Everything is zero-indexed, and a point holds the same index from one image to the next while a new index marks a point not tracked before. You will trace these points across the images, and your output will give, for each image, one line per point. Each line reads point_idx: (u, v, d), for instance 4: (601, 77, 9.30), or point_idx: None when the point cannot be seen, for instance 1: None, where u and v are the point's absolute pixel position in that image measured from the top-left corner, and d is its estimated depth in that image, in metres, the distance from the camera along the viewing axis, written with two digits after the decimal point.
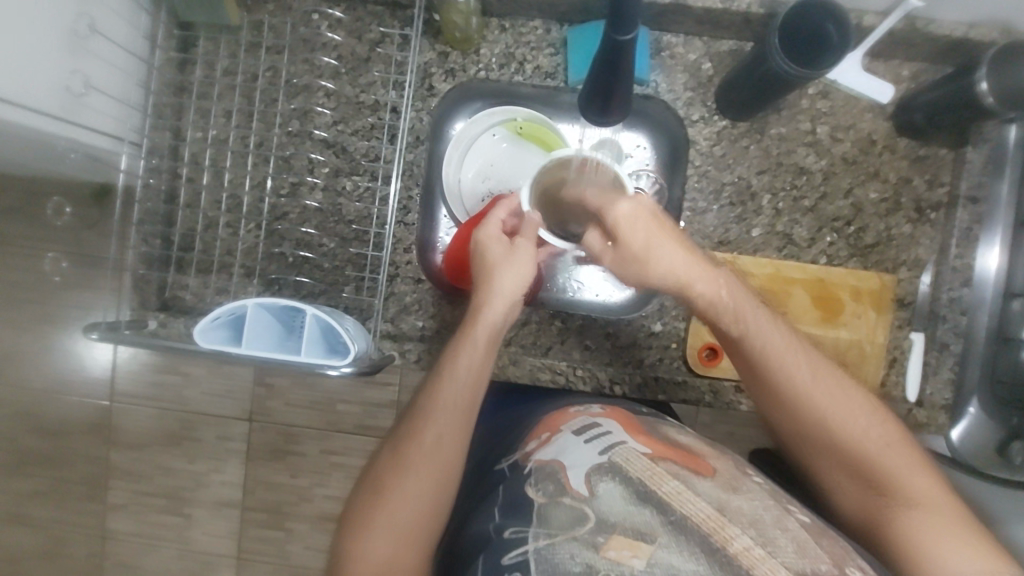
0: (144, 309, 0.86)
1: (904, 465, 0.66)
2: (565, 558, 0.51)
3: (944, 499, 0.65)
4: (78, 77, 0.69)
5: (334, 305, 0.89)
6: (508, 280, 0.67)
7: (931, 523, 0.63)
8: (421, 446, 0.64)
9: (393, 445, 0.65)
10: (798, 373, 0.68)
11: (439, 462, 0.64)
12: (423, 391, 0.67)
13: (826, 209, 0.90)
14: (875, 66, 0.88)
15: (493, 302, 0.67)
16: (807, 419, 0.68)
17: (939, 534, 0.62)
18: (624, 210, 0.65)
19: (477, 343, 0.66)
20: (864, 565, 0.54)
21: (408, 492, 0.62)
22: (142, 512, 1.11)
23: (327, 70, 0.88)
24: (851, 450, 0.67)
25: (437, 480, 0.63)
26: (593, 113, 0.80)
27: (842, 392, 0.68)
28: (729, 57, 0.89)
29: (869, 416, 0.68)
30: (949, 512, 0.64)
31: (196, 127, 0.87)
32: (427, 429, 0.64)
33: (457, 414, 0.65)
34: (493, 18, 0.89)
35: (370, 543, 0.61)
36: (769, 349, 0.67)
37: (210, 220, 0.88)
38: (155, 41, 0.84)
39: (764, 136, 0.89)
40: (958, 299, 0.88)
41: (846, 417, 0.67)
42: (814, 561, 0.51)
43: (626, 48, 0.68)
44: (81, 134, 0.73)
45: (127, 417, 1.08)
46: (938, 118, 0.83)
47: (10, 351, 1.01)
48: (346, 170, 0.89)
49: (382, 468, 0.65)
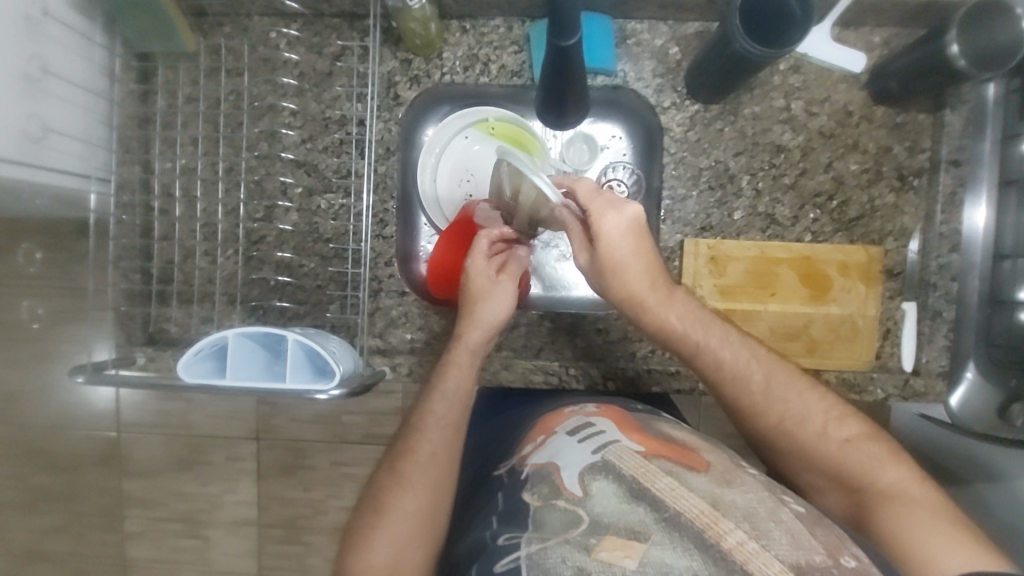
0: (129, 345, 0.86)
1: (874, 459, 0.61)
2: (556, 562, 0.50)
3: (924, 495, 0.58)
4: (35, 121, 0.68)
5: (320, 325, 0.88)
6: (489, 312, 0.72)
7: (913, 512, 0.56)
8: (418, 458, 0.63)
9: (388, 467, 0.63)
10: (748, 371, 0.67)
11: (437, 473, 0.62)
12: (415, 410, 0.67)
13: (808, 184, 0.88)
14: (845, 36, 0.87)
15: (475, 331, 0.71)
16: (770, 423, 0.65)
17: (922, 524, 0.55)
18: (610, 220, 0.66)
19: (465, 365, 0.70)
20: (860, 552, 0.52)
21: (409, 504, 0.60)
22: (162, 538, 1.10)
23: (290, 89, 0.87)
24: (820, 451, 0.63)
25: (435, 492, 0.62)
26: (552, 117, 0.81)
27: (799, 391, 0.66)
28: (696, 39, 0.87)
29: (834, 415, 0.65)
30: (933, 506, 0.57)
31: (164, 158, 0.87)
32: (421, 442, 0.64)
33: (450, 427, 0.65)
34: (453, 20, 0.87)
35: (374, 559, 0.57)
36: (720, 355, 0.67)
37: (187, 250, 0.88)
38: (115, 74, 0.82)
39: (738, 117, 0.88)
40: (947, 265, 0.87)
41: (810, 417, 0.64)
42: (809, 552, 0.50)
43: (573, 50, 0.68)
44: (46, 176, 0.72)
45: (135, 446, 1.07)
46: (913, 82, 0.81)
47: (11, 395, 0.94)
48: (318, 189, 0.88)
49: (379, 484, 0.63)
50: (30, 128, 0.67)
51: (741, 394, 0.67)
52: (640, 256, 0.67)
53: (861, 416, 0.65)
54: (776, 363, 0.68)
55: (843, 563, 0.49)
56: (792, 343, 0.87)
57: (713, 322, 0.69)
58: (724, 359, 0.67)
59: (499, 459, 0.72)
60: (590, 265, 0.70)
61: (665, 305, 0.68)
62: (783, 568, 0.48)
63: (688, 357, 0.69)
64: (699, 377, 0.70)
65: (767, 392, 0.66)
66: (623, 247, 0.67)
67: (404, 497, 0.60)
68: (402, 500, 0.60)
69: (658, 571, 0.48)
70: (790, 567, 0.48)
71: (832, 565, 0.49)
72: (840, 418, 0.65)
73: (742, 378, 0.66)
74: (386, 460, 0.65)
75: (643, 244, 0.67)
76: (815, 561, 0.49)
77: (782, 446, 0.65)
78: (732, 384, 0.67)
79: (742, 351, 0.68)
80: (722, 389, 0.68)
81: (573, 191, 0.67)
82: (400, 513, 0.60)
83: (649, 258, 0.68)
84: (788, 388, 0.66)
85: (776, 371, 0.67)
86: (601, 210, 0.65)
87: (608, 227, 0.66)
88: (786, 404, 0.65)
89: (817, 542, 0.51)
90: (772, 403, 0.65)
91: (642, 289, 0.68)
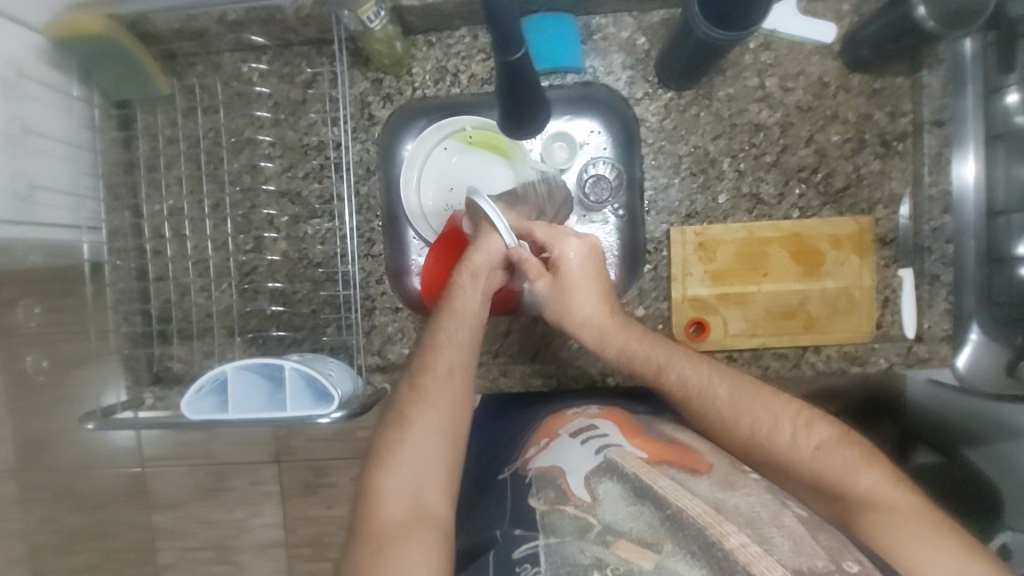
0: (137, 386, 0.88)
1: (848, 463, 0.62)
2: (575, 552, 0.51)
3: (900, 498, 0.59)
4: (21, 180, 0.70)
5: (318, 348, 0.90)
6: (492, 243, 0.73)
7: (891, 520, 0.56)
8: (426, 418, 0.65)
9: (411, 382, 0.69)
10: (715, 391, 0.69)
11: (445, 417, 0.66)
12: (417, 369, 0.69)
13: (790, 160, 0.88)
14: (813, 7, 0.86)
15: (476, 257, 0.73)
16: (740, 438, 0.66)
17: (902, 531, 0.55)
18: (573, 247, 0.76)
19: (473, 287, 0.72)
20: (862, 554, 0.52)
21: (423, 460, 0.63)
22: (195, 566, 1.11)
23: (266, 121, 0.89)
24: (794, 459, 0.64)
25: (448, 447, 0.65)
26: (514, 129, 0.78)
27: (765, 402, 0.67)
28: (662, 26, 0.87)
29: (802, 422, 0.65)
30: (910, 508, 0.58)
31: (152, 201, 0.89)
32: (429, 402, 0.66)
33: (459, 378, 0.68)
34: (419, 35, 0.88)
35: (391, 511, 0.60)
36: (687, 379, 0.71)
37: (183, 287, 0.90)
38: (96, 125, 0.84)
39: (712, 101, 0.88)
40: (941, 229, 0.86)
41: (780, 426, 0.65)
42: (811, 557, 0.49)
43: (523, 62, 0.66)
44: (40, 231, 0.74)
45: (159, 480, 1.08)
46: (886, 48, 0.80)
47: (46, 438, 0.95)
48: (304, 216, 0.90)
49: (401, 408, 0.67)
50: (16, 187, 0.70)
51: (711, 412, 0.68)
52: (594, 284, 0.76)
53: (830, 421, 0.65)
54: (740, 378, 0.70)
55: (846, 567, 0.49)
56: (789, 322, 0.87)
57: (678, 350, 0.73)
58: (689, 383, 0.71)
59: (501, 464, 0.72)
60: (548, 292, 0.76)
61: (625, 342, 0.74)
62: (785, 571, 0.48)
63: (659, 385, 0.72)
64: (671, 402, 0.72)
65: (732, 405, 0.68)
66: (581, 272, 0.76)
67: (412, 455, 0.63)
68: (413, 455, 0.63)
69: None
70: (792, 570, 0.48)
71: (836, 569, 0.48)
72: (809, 424, 0.65)
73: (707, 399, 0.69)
74: (406, 378, 0.70)
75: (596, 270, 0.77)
76: (819, 566, 0.48)
77: (757, 456, 0.66)
78: (694, 403, 0.69)
79: (707, 370, 0.71)
80: (693, 408, 0.70)
81: (534, 233, 0.77)
82: (423, 427, 0.65)
83: (601, 296, 0.76)
84: (756, 403, 0.67)
85: (741, 387, 0.69)
86: (558, 241, 0.76)
87: (573, 256, 0.76)
88: (753, 416, 0.66)
89: (819, 546, 0.51)
90: (741, 417, 0.67)
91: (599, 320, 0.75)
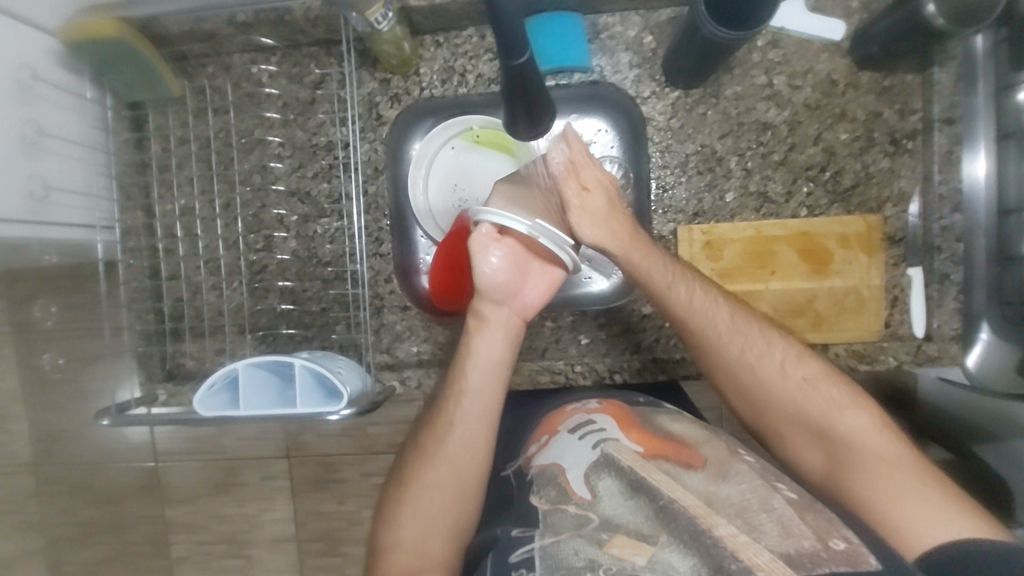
0: (151, 382, 0.90)
1: (847, 402, 0.66)
2: (569, 554, 0.51)
3: (886, 446, 0.63)
4: (38, 181, 0.72)
5: (328, 346, 0.91)
6: (492, 269, 0.70)
7: (883, 475, 0.61)
8: (427, 475, 0.68)
9: (419, 444, 0.71)
10: (719, 326, 0.70)
11: (454, 471, 0.68)
12: (427, 424, 0.72)
13: (798, 159, 0.87)
14: (822, 4, 0.85)
15: (485, 305, 0.72)
16: (742, 380, 0.69)
17: (888, 484, 0.60)
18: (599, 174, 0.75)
19: (492, 336, 0.72)
20: (849, 531, 0.53)
21: (429, 512, 0.66)
22: (207, 560, 1.14)
23: (276, 121, 0.90)
24: (790, 399, 0.67)
25: (455, 498, 0.67)
26: (524, 132, 0.73)
27: (766, 341, 0.70)
28: (669, 25, 0.87)
29: (795, 355, 0.69)
30: (897, 458, 0.62)
31: (164, 201, 0.91)
32: (435, 460, 0.69)
33: (467, 433, 0.69)
34: (426, 35, 0.88)
35: (397, 564, 0.64)
36: (694, 306, 0.71)
37: (195, 285, 0.92)
38: (109, 126, 0.84)
39: (720, 99, 0.87)
40: (949, 227, 0.85)
41: (777, 364, 0.68)
42: (797, 540, 0.50)
43: (529, 67, 0.64)
44: (54, 232, 0.75)
45: (173, 474, 1.11)
46: (896, 44, 0.79)
47: (55, 434, 0.90)
48: (313, 215, 0.91)
49: (410, 466, 0.70)
50: (34, 190, 0.71)
51: (715, 352, 0.70)
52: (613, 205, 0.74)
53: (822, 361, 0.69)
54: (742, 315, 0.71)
55: (831, 544, 0.50)
56: (797, 320, 0.87)
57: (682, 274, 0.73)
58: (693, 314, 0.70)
59: (509, 460, 0.74)
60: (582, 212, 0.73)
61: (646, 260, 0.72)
62: (773, 557, 0.48)
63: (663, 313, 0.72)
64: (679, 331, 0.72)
65: (734, 336, 0.70)
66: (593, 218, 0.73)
67: (418, 509, 0.66)
68: (420, 506, 0.67)
69: (664, 572, 0.48)
70: (779, 556, 0.49)
71: (820, 549, 0.49)
72: (804, 363, 0.69)
73: (713, 334, 0.70)
74: (419, 430, 0.73)
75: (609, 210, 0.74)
76: (804, 547, 0.49)
77: (758, 397, 0.69)
78: (716, 347, 0.70)
79: (710, 295, 0.72)
80: (699, 343, 0.71)
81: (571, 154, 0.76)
82: (425, 485, 0.68)
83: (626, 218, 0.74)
84: (759, 344, 0.69)
85: (742, 317, 0.71)
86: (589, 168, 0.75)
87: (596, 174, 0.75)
88: (754, 353, 0.69)
89: (805, 525, 0.52)
90: (741, 354, 0.69)
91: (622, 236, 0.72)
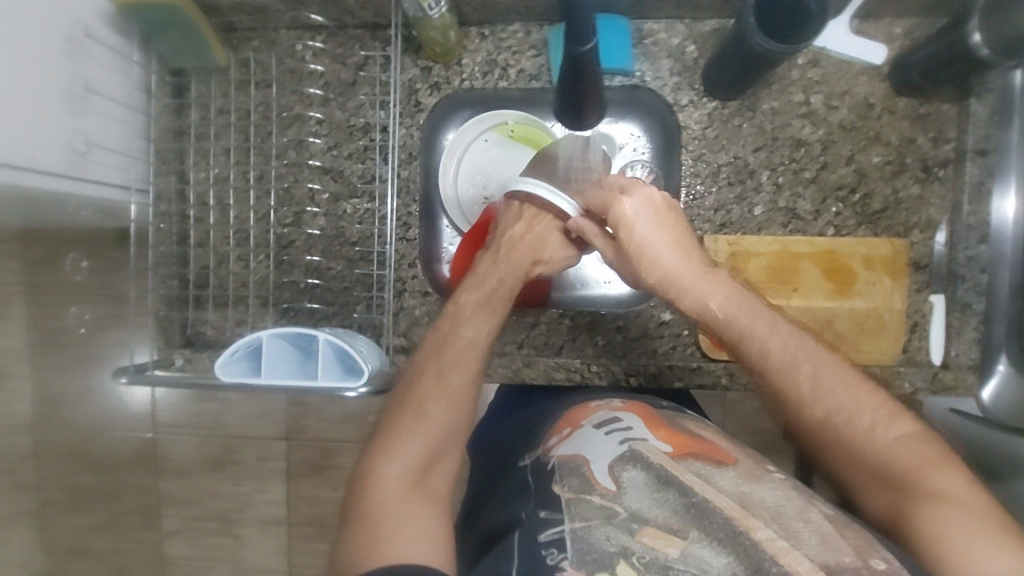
0: (169, 348, 0.90)
1: (934, 459, 0.61)
2: (601, 539, 0.51)
3: (973, 502, 0.57)
4: (80, 136, 0.73)
5: (347, 325, 0.92)
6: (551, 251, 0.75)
7: (961, 522, 0.55)
8: (430, 413, 0.66)
9: (420, 380, 0.69)
10: (799, 368, 0.65)
11: (456, 416, 0.68)
12: (431, 364, 0.70)
13: (829, 177, 0.88)
14: (865, 28, 0.86)
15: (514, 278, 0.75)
16: (814, 421, 0.65)
17: (964, 532, 0.55)
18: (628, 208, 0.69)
19: (496, 306, 0.74)
20: (891, 556, 0.52)
21: (425, 451, 0.65)
22: (197, 537, 1.12)
23: (316, 99, 0.91)
24: (872, 447, 0.62)
25: (447, 444, 0.67)
26: (570, 120, 0.77)
27: (852, 381, 0.65)
28: (713, 36, 0.88)
29: (883, 415, 0.63)
30: (982, 513, 0.56)
31: (198, 169, 0.91)
32: (437, 399, 0.67)
33: (467, 376, 0.70)
34: (472, 27, 0.90)
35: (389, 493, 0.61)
36: (768, 348, 0.66)
37: (221, 254, 0.92)
38: (150, 90, 0.86)
39: (756, 113, 0.88)
40: (975, 257, 0.86)
41: (860, 411, 0.63)
42: (837, 554, 0.49)
43: (589, 57, 0.66)
44: (90, 189, 0.76)
45: (170, 447, 1.09)
46: (938, 71, 0.80)
47: (55, 397, 1.03)
48: (344, 195, 0.91)
49: (413, 402, 0.67)
50: (76, 143, 0.72)
51: (786, 390, 0.65)
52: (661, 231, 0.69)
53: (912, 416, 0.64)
54: (824, 356, 0.66)
55: (873, 564, 0.49)
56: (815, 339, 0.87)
57: (761, 310, 0.68)
58: (768, 352, 0.66)
59: (525, 449, 0.73)
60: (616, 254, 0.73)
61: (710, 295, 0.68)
62: (812, 566, 0.47)
63: (736, 347, 0.68)
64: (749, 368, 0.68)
65: (812, 380, 0.65)
66: (644, 223, 0.69)
67: (414, 448, 0.64)
68: (418, 443, 0.65)
69: (697, 568, 0.49)
70: (819, 565, 0.48)
71: (861, 566, 0.49)
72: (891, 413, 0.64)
73: (789, 370, 0.65)
74: (422, 368, 0.71)
75: (665, 216, 0.70)
76: (845, 562, 0.48)
77: (831, 440, 0.64)
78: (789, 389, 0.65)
79: (790, 335, 0.66)
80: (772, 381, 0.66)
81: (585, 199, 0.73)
82: (429, 425, 0.66)
83: (676, 241, 0.70)
84: (843, 387, 0.64)
85: (827, 366, 0.65)
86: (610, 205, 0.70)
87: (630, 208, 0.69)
88: (837, 398, 0.64)
89: (846, 543, 0.51)
90: (823, 398, 0.64)
91: (678, 269, 0.69)
